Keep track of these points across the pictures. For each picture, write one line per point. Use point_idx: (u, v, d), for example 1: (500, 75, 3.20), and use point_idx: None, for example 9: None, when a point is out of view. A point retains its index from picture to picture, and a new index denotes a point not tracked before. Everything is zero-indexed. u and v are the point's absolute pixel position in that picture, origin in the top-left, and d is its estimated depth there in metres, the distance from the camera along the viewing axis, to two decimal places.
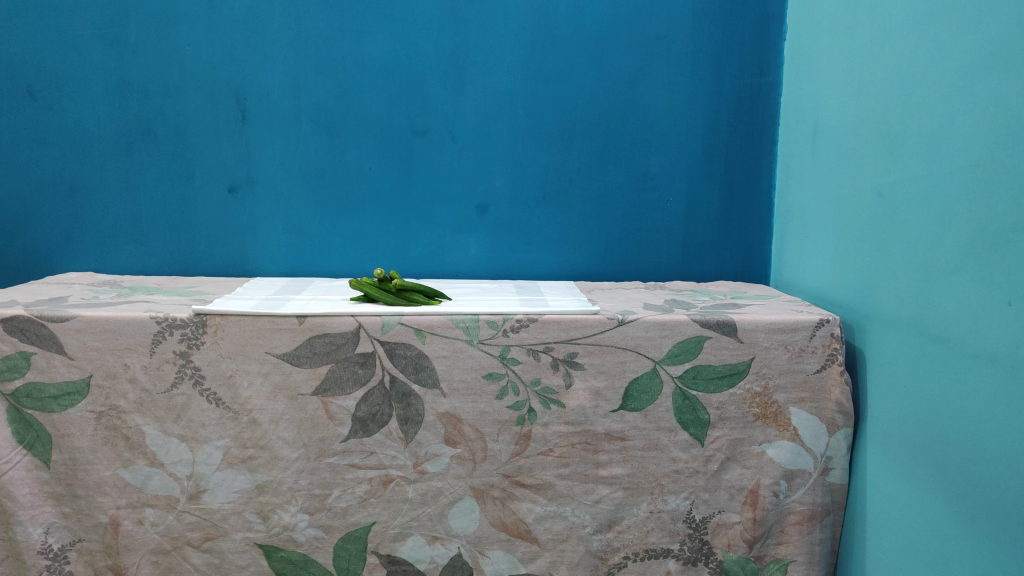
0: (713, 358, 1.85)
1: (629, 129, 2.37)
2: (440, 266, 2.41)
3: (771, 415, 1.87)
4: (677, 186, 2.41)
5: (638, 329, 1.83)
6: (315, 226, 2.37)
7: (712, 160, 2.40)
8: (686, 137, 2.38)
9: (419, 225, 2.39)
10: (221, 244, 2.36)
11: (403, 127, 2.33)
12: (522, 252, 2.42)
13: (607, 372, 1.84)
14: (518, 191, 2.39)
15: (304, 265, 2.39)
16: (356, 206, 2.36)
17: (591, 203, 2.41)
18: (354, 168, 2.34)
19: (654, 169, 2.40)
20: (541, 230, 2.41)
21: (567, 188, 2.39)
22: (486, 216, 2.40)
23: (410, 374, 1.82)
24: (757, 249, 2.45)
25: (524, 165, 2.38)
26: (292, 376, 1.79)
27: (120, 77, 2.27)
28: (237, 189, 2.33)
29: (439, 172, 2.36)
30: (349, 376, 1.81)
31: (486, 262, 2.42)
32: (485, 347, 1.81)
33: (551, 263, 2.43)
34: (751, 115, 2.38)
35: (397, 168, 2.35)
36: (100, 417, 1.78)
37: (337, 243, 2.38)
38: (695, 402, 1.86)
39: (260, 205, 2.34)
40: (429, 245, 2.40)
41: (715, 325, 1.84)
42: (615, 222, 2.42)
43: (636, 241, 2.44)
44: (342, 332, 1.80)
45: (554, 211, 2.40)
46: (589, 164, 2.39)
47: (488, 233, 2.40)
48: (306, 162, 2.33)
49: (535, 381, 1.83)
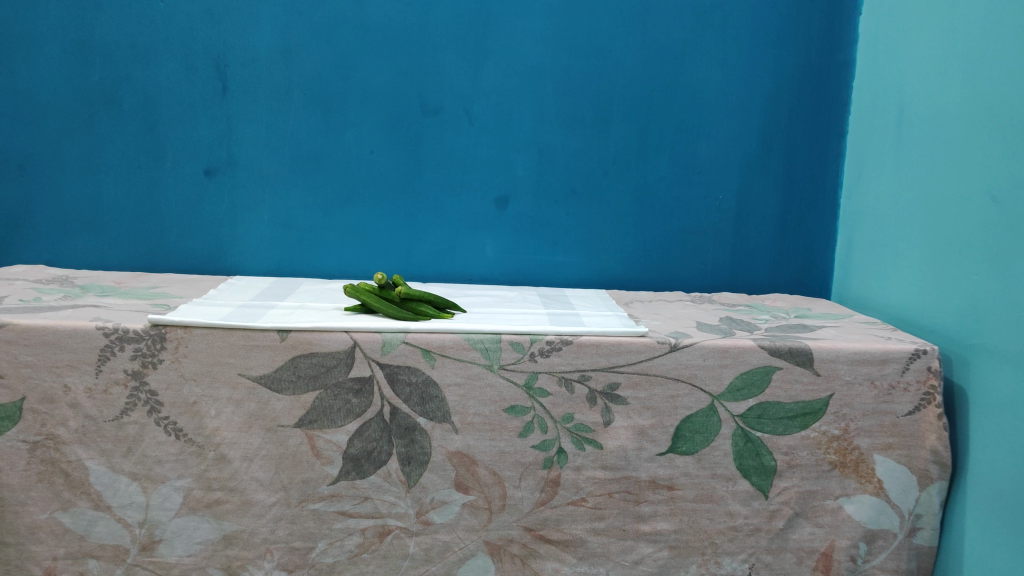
0: (784, 394, 1.52)
1: (674, 115, 2.04)
2: (450, 268, 2.08)
3: (851, 464, 1.54)
4: (728, 182, 2.07)
5: (694, 356, 1.50)
6: (306, 218, 2.03)
7: (770, 154, 2.06)
8: (740, 125, 2.05)
9: (428, 220, 2.05)
10: (195, 237, 2.02)
11: (413, 105, 1.99)
12: (546, 255, 2.09)
13: (655, 408, 1.51)
14: (544, 183, 2.05)
15: (293, 263, 2.05)
16: (355, 195, 2.03)
17: (627, 199, 2.07)
18: (353, 151, 2.00)
19: (702, 162, 2.06)
20: (569, 229, 2.08)
21: (600, 181, 2.06)
22: (506, 212, 2.06)
23: (415, 405, 1.49)
24: (816, 258, 2.12)
25: (552, 153, 2.04)
26: (270, 404, 1.46)
27: (82, 35, 1.93)
28: (215, 171, 1.99)
29: (454, 158, 2.03)
30: (340, 406, 1.48)
31: (504, 265, 2.09)
32: (507, 373, 1.49)
33: (580, 267, 2.10)
34: (816, 102, 2.05)
35: (404, 151, 2.01)
36: (34, 449, 1.45)
37: (332, 239, 2.04)
38: (759, 446, 1.53)
39: (241, 192, 2.00)
40: (438, 244, 2.07)
41: (788, 354, 1.51)
42: (655, 221, 2.09)
43: (678, 246, 2.10)
44: (332, 352, 1.47)
45: (585, 209, 2.07)
46: (628, 154, 2.05)
47: (508, 231, 2.07)
48: (298, 144, 1.99)
49: (567, 417, 1.50)
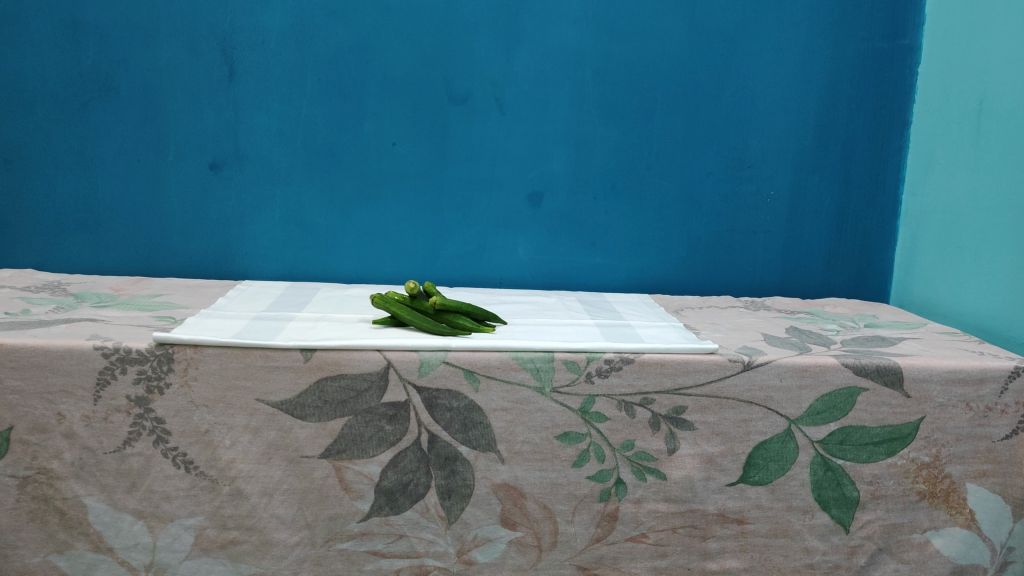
0: (869, 417, 1.36)
1: (724, 103, 1.86)
2: (479, 271, 1.91)
3: (941, 493, 1.38)
4: (781, 176, 1.90)
5: (770, 376, 1.34)
6: (321, 218, 1.84)
7: (828, 145, 1.89)
8: (797, 114, 1.87)
9: (454, 219, 1.87)
10: (198, 239, 1.83)
11: (439, 92, 1.81)
12: (583, 256, 1.92)
13: (725, 433, 1.35)
14: (581, 178, 1.87)
15: (306, 267, 1.87)
16: (374, 192, 1.84)
17: (672, 195, 1.90)
18: (373, 143, 1.82)
19: (754, 154, 1.89)
20: (609, 228, 1.90)
21: (643, 176, 1.88)
22: (540, 210, 1.88)
23: (457, 432, 1.32)
24: (875, 259, 1.96)
25: (591, 145, 1.86)
26: (293, 433, 1.28)
27: (72, 15, 1.73)
28: (220, 165, 1.80)
29: (484, 151, 1.85)
30: (372, 434, 1.30)
31: (537, 268, 1.91)
32: (561, 397, 1.32)
33: (619, 269, 1.93)
34: (878, 89, 1.88)
35: (429, 143, 1.83)
36: (24, 485, 1.27)
37: (349, 240, 1.86)
38: (840, 475, 1.37)
39: (250, 189, 1.82)
40: (466, 245, 1.89)
41: (875, 373, 1.35)
42: (702, 219, 1.91)
43: (726, 246, 1.93)
44: (363, 373, 1.29)
45: (626, 206, 1.89)
46: (673, 146, 1.87)
47: (542, 230, 1.89)
48: (312, 135, 1.80)
49: (627, 444, 1.34)
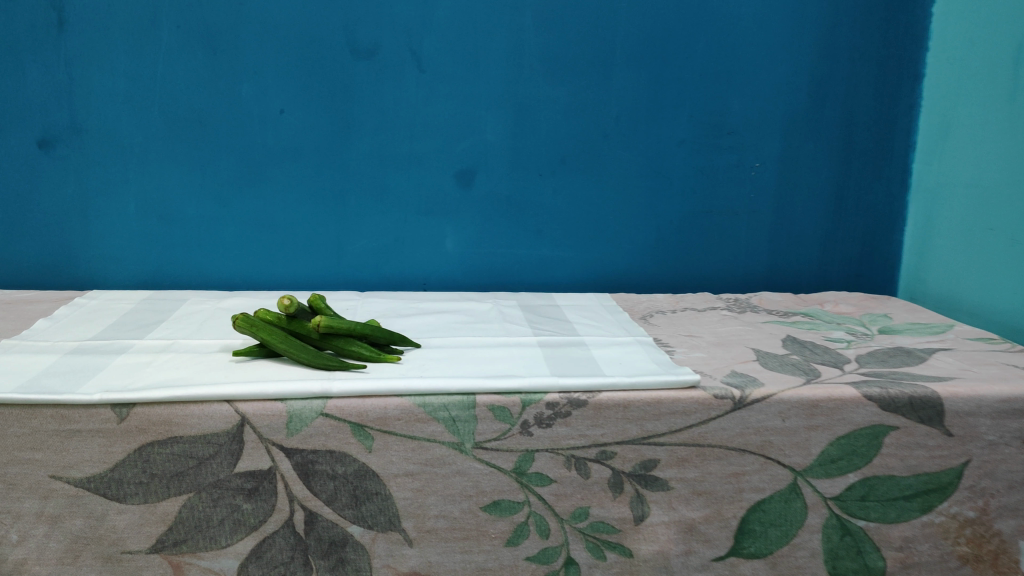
0: (899, 464, 1.03)
1: (697, 53, 1.50)
2: (397, 270, 1.53)
3: (988, 557, 1.06)
4: (767, 144, 1.55)
5: (769, 416, 0.99)
6: (192, 208, 1.45)
7: (824, 105, 1.54)
8: (786, 68, 1.52)
9: (364, 206, 1.49)
10: (31, 238, 1.43)
11: (337, 43, 1.41)
12: (527, 249, 1.55)
13: (710, 493, 1.00)
14: (521, 151, 1.50)
15: (176, 270, 1.48)
16: (260, 174, 1.45)
17: (634, 171, 1.53)
18: (255, 110, 1.42)
19: (734, 117, 1.53)
20: (557, 212, 1.54)
21: (599, 146, 1.51)
22: (472, 192, 1.51)
23: (345, 507, 0.95)
24: (880, 242, 1.62)
25: (533, 108, 1.48)
26: (109, 520, 0.91)
27: None
28: (54, 143, 1.39)
29: (398, 119, 1.46)
30: (224, 517, 0.93)
31: (469, 264, 1.54)
32: (487, 455, 0.96)
33: (571, 263, 1.57)
34: (885, 34, 1.52)
35: (327, 109, 1.44)
36: None
37: (230, 235, 1.47)
38: (861, 541, 1.03)
39: (94, 172, 1.41)
40: (380, 238, 1.51)
41: (906, 407, 1.01)
42: (672, 200, 1.55)
43: (702, 231, 1.58)
44: (206, 435, 0.91)
45: (579, 185, 1.53)
46: (636, 109, 1.51)
47: (474, 217, 1.52)
48: (174, 100, 1.40)
49: (579, 513, 0.99)
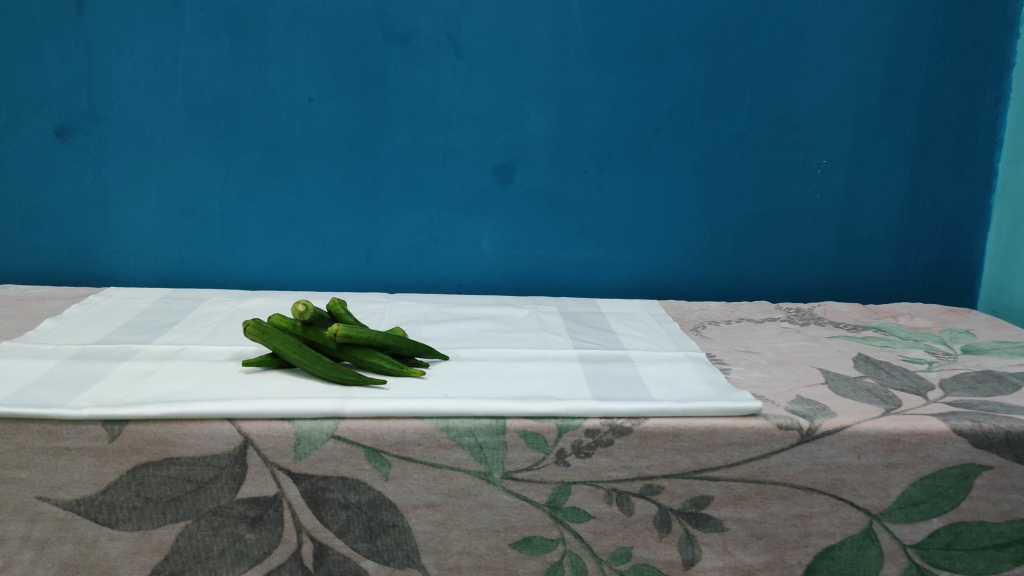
0: (991, 510, 0.89)
1: (761, 39, 1.36)
2: (430, 271, 1.43)
3: None
4: (836, 139, 1.41)
5: (842, 451, 0.87)
6: (215, 202, 1.37)
7: (901, 97, 1.39)
8: (860, 56, 1.38)
9: (396, 202, 1.39)
10: (48, 231, 1.37)
11: (368, 26, 1.31)
12: (569, 250, 1.43)
13: (771, 537, 0.88)
14: (566, 144, 1.38)
15: (198, 267, 1.40)
16: (286, 166, 1.36)
17: (688, 167, 1.41)
18: (281, 99, 1.33)
19: (800, 109, 1.39)
20: (603, 211, 1.42)
21: (650, 140, 1.39)
22: (511, 189, 1.40)
23: (358, 540, 0.85)
24: (959, 249, 1.47)
25: (579, 98, 1.37)
26: (101, 546, 0.83)
27: None
28: (71, 131, 1.32)
29: (432, 109, 1.35)
30: (226, 547, 0.84)
31: (507, 265, 1.44)
32: (517, 487, 0.85)
33: (617, 266, 1.45)
34: (972, 19, 1.37)
35: (356, 98, 1.34)
36: None
37: (254, 230, 1.39)
38: None
39: (113, 163, 1.34)
40: (412, 236, 1.41)
41: (1002, 444, 0.88)
42: (729, 199, 1.42)
43: (762, 233, 1.44)
44: (205, 457, 0.82)
45: (627, 182, 1.41)
46: (691, 100, 1.38)
47: (513, 215, 1.41)
48: (196, 87, 1.32)
49: (620, 554, 0.87)
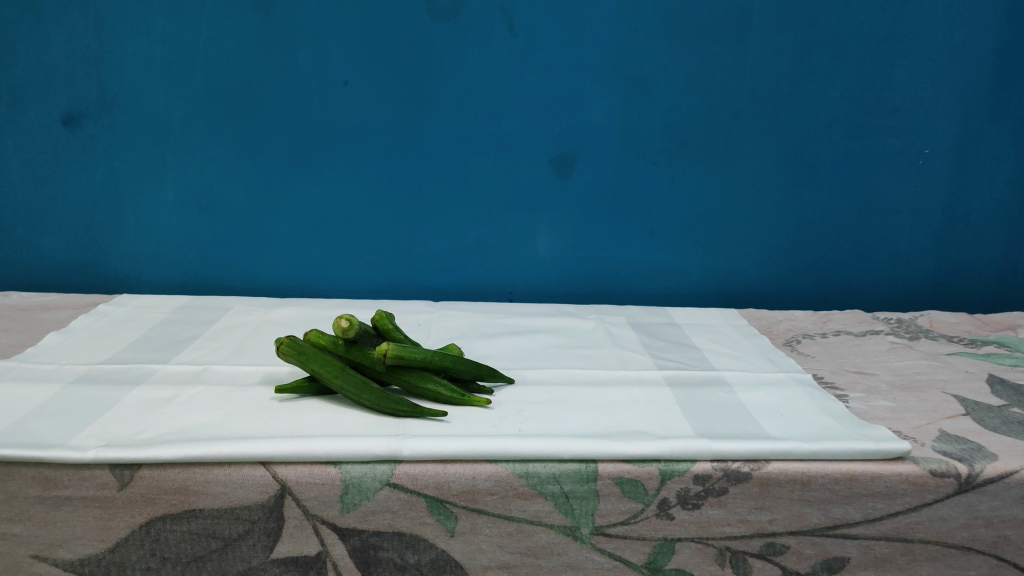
0: None
1: (857, 12, 1.19)
2: (477, 275, 1.28)
3: None
4: (938, 126, 1.24)
5: (1008, 503, 0.71)
6: (240, 198, 1.23)
7: (1015, 78, 1.23)
8: (969, 30, 1.21)
9: (441, 198, 1.24)
10: (56, 232, 1.24)
11: None
12: (633, 252, 1.28)
13: None
14: (633, 132, 1.23)
15: (221, 271, 1.26)
16: (319, 158, 1.21)
17: (770, 158, 1.25)
18: (313, 83, 1.18)
19: (898, 92, 1.23)
20: (672, 208, 1.26)
21: (728, 128, 1.23)
22: (571, 183, 1.24)
23: None
24: None
25: (649, 80, 1.21)
26: None
27: None
28: (80, 120, 1.18)
29: (483, 93, 1.20)
30: None
31: (563, 269, 1.28)
32: (610, 545, 0.70)
33: (687, 270, 1.29)
34: None
35: (398, 81, 1.19)
36: None
37: (283, 230, 1.24)
38: None
39: (127, 155, 1.20)
40: (458, 236, 1.26)
41: None
42: (814, 194, 1.27)
43: (849, 232, 1.29)
44: (233, 509, 0.68)
45: (701, 175, 1.25)
46: (776, 82, 1.22)
47: (572, 212, 1.26)
48: (220, 69, 1.17)
49: None
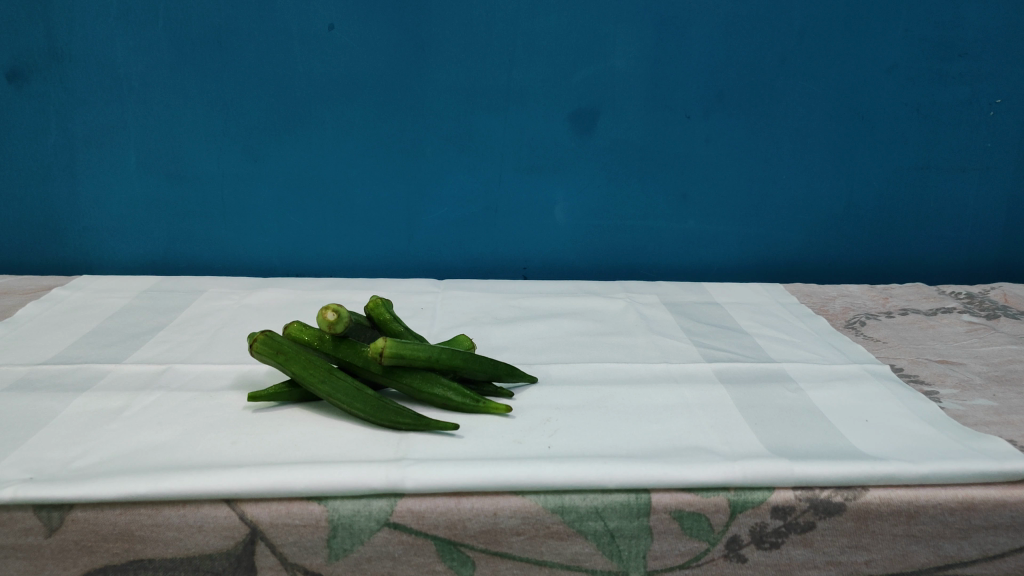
0: None
1: None
2: (486, 248, 1.13)
3: None
4: (1013, 70, 1.08)
5: None
6: (213, 164, 1.07)
7: None
8: None
9: (444, 161, 1.08)
10: (5, 205, 1.08)
11: None
12: (663, 219, 1.13)
13: None
14: (664, 82, 1.06)
15: (195, 247, 1.11)
16: (302, 115, 1.05)
17: (820, 110, 1.09)
18: (293, 27, 1.01)
19: (970, 32, 1.06)
20: (707, 169, 1.10)
21: (773, 75, 1.07)
22: (593, 142, 1.08)
23: None
24: None
25: (685, 20, 1.04)
26: None
27: None
28: (24, 74, 1.02)
29: (491, 38, 1.03)
30: None
31: (583, 240, 1.13)
32: None
33: (723, 239, 1.14)
34: None
35: (392, 24, 1.02)
36: None
37: (264, 200, 1.09)
38: None
39: (81, 115, 1.04)
40: (464, 204, 1.10)
41: None
42: (868, 151, 1.11)
43: (908, 194, 1.14)
44: (190, 558, 0.55)
45: (741, 131, 1.09)
46: (830, 20, 1.05)
47: (594, 176, 1.10)
48: (183, 11, 1.00)
49: None
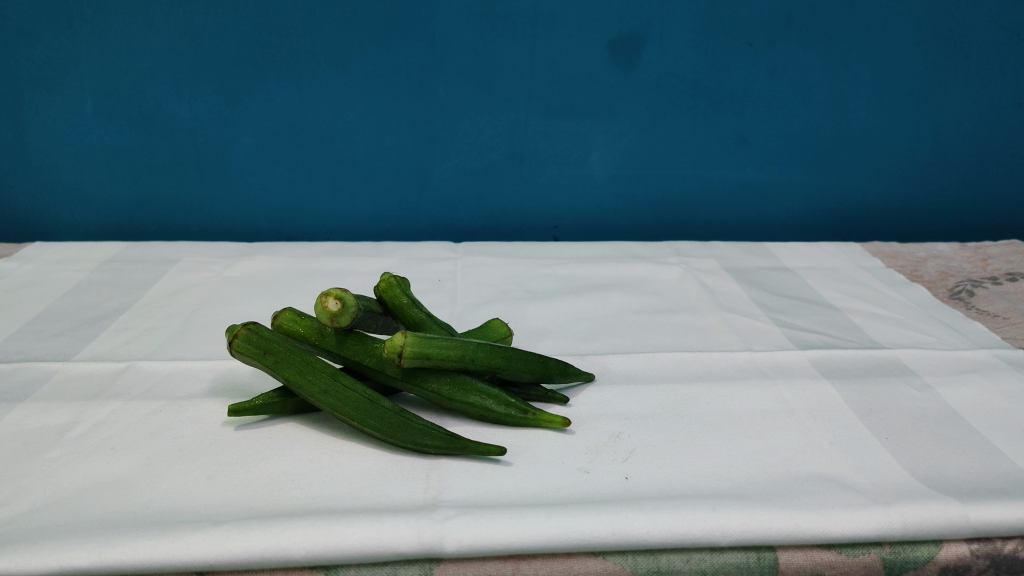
0: None
1: None
2: (509, 204, 0.97)
3: None
4: None
5: None
6: (185, 107, 0.90)
7: None
8: None
9: (461, 102, 0.91)
10: None
11: None
12: (715, 168, 0.96)
13: None
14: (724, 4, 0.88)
15: (168, 206, 0.95)
16: (289, 48, 0.88)
17: (906, 37, 0.91)
18: None
19: None
20: (769, 107, 0.94)
21: None
22: (636, 76, 0.91)
23: None
24: None
25: None
26: None
27: None
28: None
29: None
30: None
31: (622, 193, 0.97)
32: None
33: (784, 191, 0.98)
34: None
35: None
36: None
37: (247, 150, 0.92)
38: None
39: (24, 50, 0.86)
40: (483, 153, 0.94)
41: None
42: (958, 85, 0.94)
43: (1000, 135, 0.98)
44: None
45: (812, 62, 0.92)
46: None
47: (636, 117, 0.93)
48: None
49: None
